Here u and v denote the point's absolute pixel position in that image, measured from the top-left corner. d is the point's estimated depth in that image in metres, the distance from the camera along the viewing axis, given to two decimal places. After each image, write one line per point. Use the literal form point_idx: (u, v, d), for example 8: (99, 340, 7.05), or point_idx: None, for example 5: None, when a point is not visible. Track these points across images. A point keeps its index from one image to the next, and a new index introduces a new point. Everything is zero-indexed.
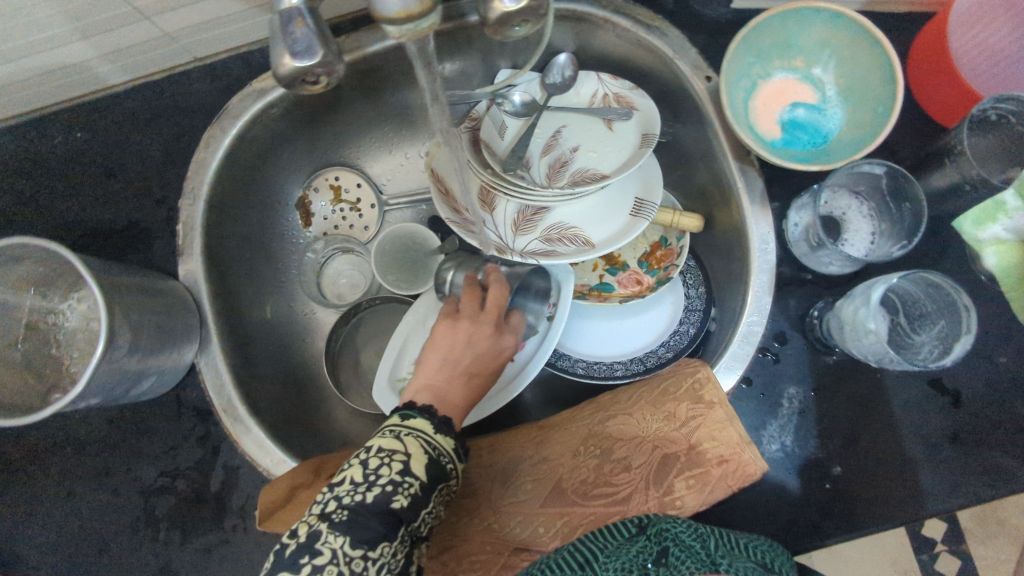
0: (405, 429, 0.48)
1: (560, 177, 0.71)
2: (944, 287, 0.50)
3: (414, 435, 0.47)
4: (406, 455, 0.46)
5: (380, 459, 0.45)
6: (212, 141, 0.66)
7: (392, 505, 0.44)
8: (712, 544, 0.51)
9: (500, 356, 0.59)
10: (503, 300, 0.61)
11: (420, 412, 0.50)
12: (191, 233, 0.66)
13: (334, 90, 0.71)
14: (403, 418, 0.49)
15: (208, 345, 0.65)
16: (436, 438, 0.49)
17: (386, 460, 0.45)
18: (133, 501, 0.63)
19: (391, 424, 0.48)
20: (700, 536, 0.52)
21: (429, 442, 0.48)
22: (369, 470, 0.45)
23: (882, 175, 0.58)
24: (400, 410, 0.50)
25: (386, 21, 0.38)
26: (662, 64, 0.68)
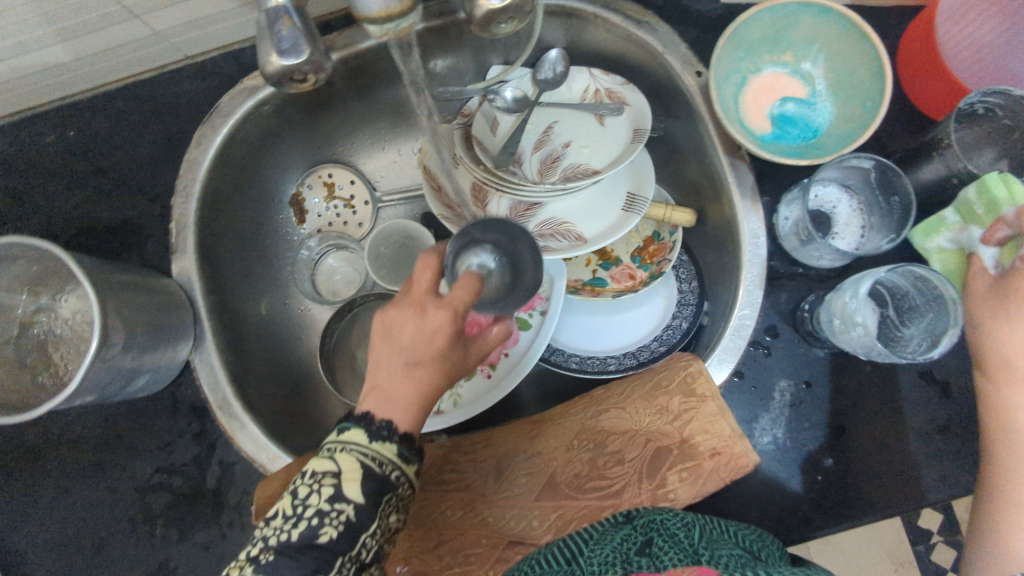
0: (336, 446, 0.44)
1: (552, 173, 0.72)
2: (933, 280, 0.51)
3: (347, 451, 0.44)
4: (337, 478, 0.43)
5: (307, 488, 0.43)
6: (204, 139, 0.66)
7: (320, 539, 0.42)
8: (696, 534, 0.52)
9: (435, 336, 0.45)
10: (431, 269, 0.47)
11: (357, 421, 0.45)
12: (184, 231, 0.67)
13: (326, 88, 0.71)
14: (341, 431, 0.46)
15: (203, 343, 0.65)
16: (374, 447, 0.44)
17: (314, 488, 0.43)
18: (130, 498, 0.63)
19: (328, 441, 0.45)
20: (684, 526, 0.52)
21: (366, 455, 0.44)
22: (298, 500, 0.43)
23: (871, 169, 0.58)
24: (341, 422, 0.46)
25: (366, 23, 0.38)
26: (653, 59, 0.68)
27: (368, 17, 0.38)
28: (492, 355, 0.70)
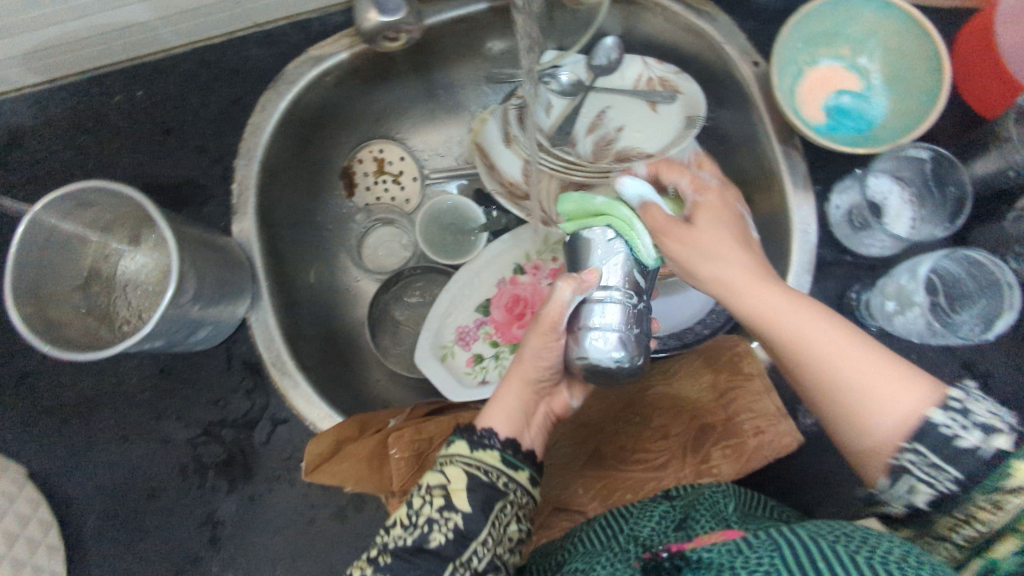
0: (446, 460, 0.47)
1: (606, 155, 0.74)
2: (986, 265, 0.53)
3: (456, 461, 0.47)
4: (445, 489, 0.45)
5: (422, 498, 0.45)
6: (269, 104, 0.68)
7: (430, 544, 0.43)
8: (732, 508, 0.52)
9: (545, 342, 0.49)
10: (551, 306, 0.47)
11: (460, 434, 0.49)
12: (246, 193, 0.68)
13: (388, 62, 0.73)
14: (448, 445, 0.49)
15: (260, 301, 0.66)
16: (477, 456, 0.47)
17: (427, 498, 0.45)
18: (183, 449, 0.65)
19: (440, 456, 0.48)
20: (721, 501, 0.53)
21: (473, 464, 0.46)
22: (413, 510, 0.45)
23: (928, 161, 0.60)
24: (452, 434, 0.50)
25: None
26: (710, 48, 0.69)
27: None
28: None
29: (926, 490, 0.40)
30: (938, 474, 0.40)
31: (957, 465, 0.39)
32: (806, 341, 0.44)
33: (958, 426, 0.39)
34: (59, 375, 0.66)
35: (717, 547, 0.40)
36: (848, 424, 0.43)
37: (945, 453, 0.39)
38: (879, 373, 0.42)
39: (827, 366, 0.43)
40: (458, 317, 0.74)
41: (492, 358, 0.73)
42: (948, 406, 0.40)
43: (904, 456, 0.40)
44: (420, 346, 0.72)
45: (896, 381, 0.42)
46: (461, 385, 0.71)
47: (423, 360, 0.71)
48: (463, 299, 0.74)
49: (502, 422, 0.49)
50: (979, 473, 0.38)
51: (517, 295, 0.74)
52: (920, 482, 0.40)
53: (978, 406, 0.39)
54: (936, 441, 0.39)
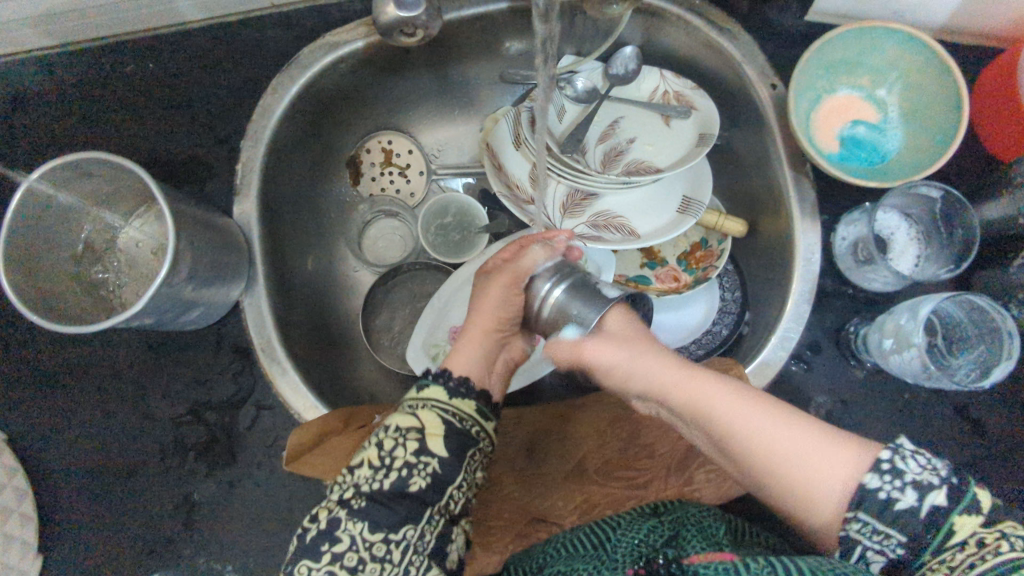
0: (418, 403, 0.49)
1: (615, 165, 0.72)
2: (989, 312, 0.52)
3: (431, 406, 0.49)
4: (421, 431, 0.47)
5: (394, 440, 0.47)
6: (280, 88, 0.68)
7: (410, 488, 0.46)
8: (721, 529, 0.53)
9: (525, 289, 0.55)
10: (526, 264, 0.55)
11: (435, 380, 0.51)
12: (249, 174, 0.68)
13: (403, 53, 0.72)
14: (419, 389, 0.51)
15: (255, 285, 0.66)
16: (453, 404, 0.50)
17: (401, 441, 0.47)
18: (165, 428, 0.64)
19: (409, 398, 0.50)
20: (712, 520, 0.53)
21: (447, 410, 0.49)
22: (385, 452, 0.46)
23: (937, 200, 0.59)
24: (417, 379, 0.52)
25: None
26: (728, 67, 0.69)
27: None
28: None
29: (879, 559, 0.40)
30: (884, 541, 0.40)
31: (902, 530, 0.39)
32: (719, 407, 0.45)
33: (891, 488, 0.39)
34: (47, 343, 0.65)
35: (714, 565, 0.43)
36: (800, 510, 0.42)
37: (885, 514, 0.39)
38: (809, 448, 0.42)
39: (772, 451, 0.43)
40: (452, 317, 0.73)
41: None
42: (881, 469, 0.40)
43: (850, 526, 0.40)
44: (412, 343, 0.72)
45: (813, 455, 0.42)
46: None
47: (414, 356, 0.71)
48: (459, 298, 0.74)
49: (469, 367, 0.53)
50: (922, 533, 0.39)
51: None
52: (870, 550, 0.40)
53: (911, 462, 0.40)
54: (875, 505, 0.39)
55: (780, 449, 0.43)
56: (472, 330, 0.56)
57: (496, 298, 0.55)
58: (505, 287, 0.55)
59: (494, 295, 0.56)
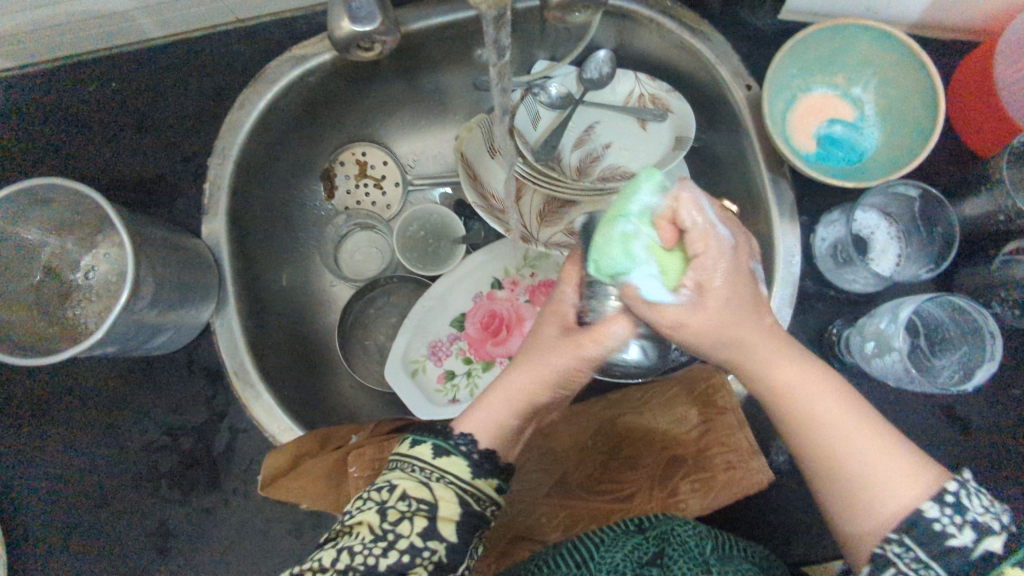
0: (435, 471, 0.45)
1: (591, 172, 0.73)
2: (971, 313, 0.51)
3: (448, 482, 0.45)
4: (432, 513, 0.44)
5: (401, 518, 0.43)
6: (247, 104, 0.66)
7: None
8: (709, 548, 0.51)
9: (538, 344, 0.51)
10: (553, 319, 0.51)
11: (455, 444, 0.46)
12: (217, 193, 0.66)
13: (372, 64, 0.70)
14: (437, 451, 0.46)
15: (225, 307, 0.64)
16: (473, 484, 0.46)
17: (408, 518, 0.43)
18: (138, 455, 0.63)
19: (422, 459, 0.45)
20: (700, 536, 0.52)
21: (465, 491, 0.45)
22: (388, 525, 0.43)
23: (916, 199, 0.58)
24: (428, 437, 0.47)
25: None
26: (703, 68, 0.67)
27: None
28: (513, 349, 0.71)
29: None
30: (926, 574, 0.38)
31: (944, 563, 0.38)
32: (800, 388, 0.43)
33: (949, 521, 0.38)
34: (12, 373, 0.64)
35: None
36: (845, 510, 0.41)
37: (936, 546, 0.38)
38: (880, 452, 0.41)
39: (849, 452, 0.41)
40: (430, 332, 0.72)
41: (464, 375, 0.71)
42: (942, 499, 0.39)
43: (891, 545, 0.39)
44: (389, 361, 0.70)
45: (897, 459, 0.40)
46: (428, 401, 0.69)
47: (391, 376, 0.69)
48: (437, 313, 0.72)
49: (484, 432, 0.47)
50: (968, 570, 0.38)
51: (494, 312, 0.72)
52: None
53: (974, 503, 0.39)
54: (926, 531, 0.38)
55: (863, 455, 0.41)
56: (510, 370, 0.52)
57: (521, 377, 0.50)
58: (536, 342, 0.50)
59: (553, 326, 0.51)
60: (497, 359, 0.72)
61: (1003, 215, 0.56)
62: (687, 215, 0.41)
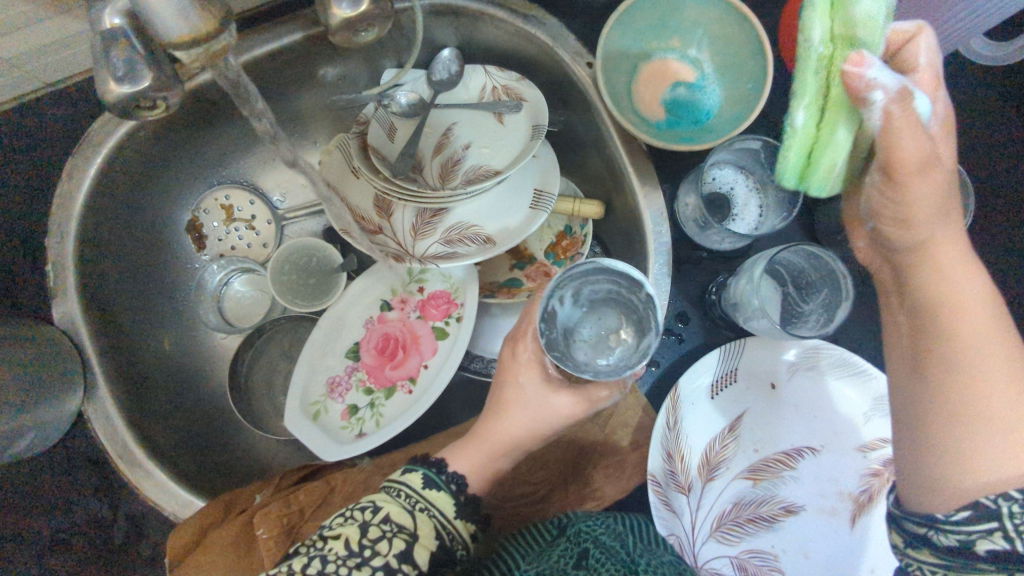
0: (424, 502, 0.48)
1: (453, 176, 0.69)
2: (826, 259, 0.55)
3: (429, 513, 0.47)
4: (411, 536, 0.45)
5: (382, 532, 0.44)
6: (75, 172, 0.61)
7: None
8: (630, 543, 0.50)
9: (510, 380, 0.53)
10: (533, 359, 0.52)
11: (446, 482, 0.49)
12: (63, 271, 0.62)
13: (211, 105, 0.67)
14: (423, 484, 0.49)
15: (95, 391, 0.60)
16: (454, 523, 0.49)
17: (388, 535, 0.44)
18: (48, 550, 0.63)
19: (409, 486, 0.48)
20: (619, 537, 0.51)
21: (444, 526, 0.48)
22: (367, 539, 0.44)
23: (760, 149, 0.59)
24: (422, 467, 0.50)
25: (171, 47, 0.37)
26: (544, 53, 0.67)
27: (172, 44, 0.36)
28: (411, 369, 0.68)
29: (999, 541, 0.35)
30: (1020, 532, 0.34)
31: None
32: (952, 271, 0.41)
33: None
34: None
35: None
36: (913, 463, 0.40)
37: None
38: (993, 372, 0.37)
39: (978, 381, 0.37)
40: (324, 369, 0.69)
41: (368, 407, 0.68)
42: None
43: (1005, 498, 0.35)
44: (288, 408, 0.66)
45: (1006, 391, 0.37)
46: (336, 441, 0.66)
47: (292, 423, 0.66)
48: (331, 346, 0.70)
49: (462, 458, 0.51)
50: None
51: (387, 334, 0.70)
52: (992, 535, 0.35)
53: None
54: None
55: (989, 392, 0.37)
56: (493, 392, 0.55)
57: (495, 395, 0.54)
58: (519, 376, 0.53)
59: (531, 332, 0.53)
60: (397, 383, 0.69)
61: None
62: (920, 51, 0.46)
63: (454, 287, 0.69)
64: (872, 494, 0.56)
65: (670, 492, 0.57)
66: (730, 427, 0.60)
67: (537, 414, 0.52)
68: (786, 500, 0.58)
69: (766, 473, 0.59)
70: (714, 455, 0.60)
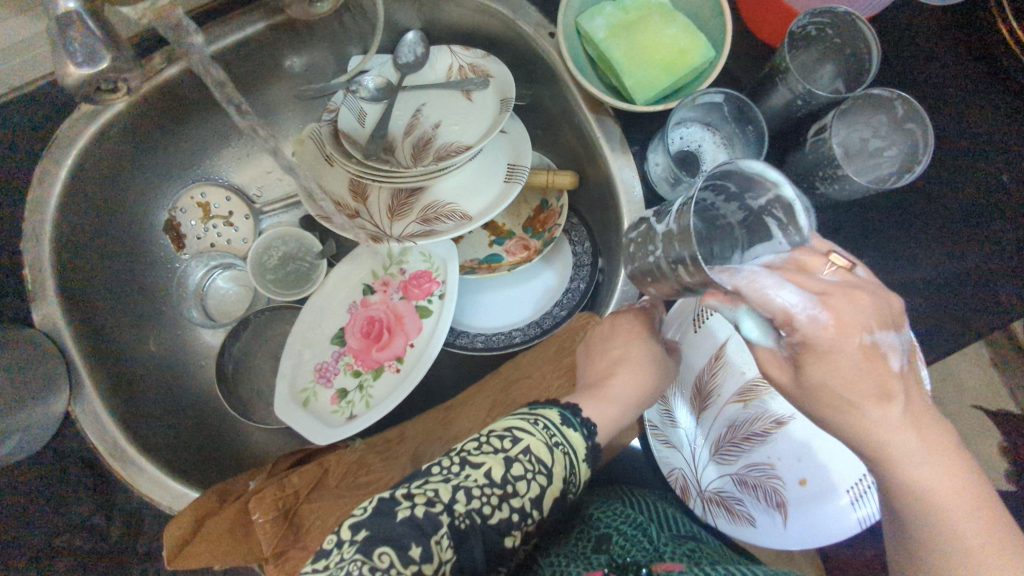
0: (560, 438, 0.42)
1: (426, 155, 0.69)
2: None
3: (565, 454, 0.42)
4: (549, 477, 0.40)
5: (525, 467, 0.39)
6: (46, 175, 0.61)
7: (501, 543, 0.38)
8: (653, 535, 0.52)
9: (607, 346, 0.56)
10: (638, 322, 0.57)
11: (580, 424, 0.45)
12: (40, 276, 0.61)
13: (178, 100, 0.66)
14: (560, 421, 0.44)
15: (82, 391, 0.60)
16: (580, 469, 0.43)
17: (529, 473, 0.39)
18: (48, 550, 0.63)
19: (547, 423, 0.43)
20: (638, 526, 0.53)
21: (572, 470, 0.42)
22: (509, 473, 0.39)
23: (724, 102, 0.60)
24: (555, 408, 0.45)
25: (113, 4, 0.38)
26: (506, 27, 0.68)
27: None
28: (398, 349, 0.68)
29: None
30: None
31: None
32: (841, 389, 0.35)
33: None
34: None
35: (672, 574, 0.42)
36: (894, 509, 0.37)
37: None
38: (877, 313, 0.35)
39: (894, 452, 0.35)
40: (313, 355, 0.69)
41: (357, 389, 0.68)
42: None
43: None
44: (277, 395, 0.67)
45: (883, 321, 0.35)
46: (327, 425, 0.66)
47: (281, 408, 0.66)
48: (317, 333, 0.70)
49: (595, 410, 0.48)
50: None
51: (372, 317, 0.70)
52: None
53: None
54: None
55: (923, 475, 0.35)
56: (595, 363, 0.56)
57: (595, 368, 0.55)
58: (636, 338, 0.56)
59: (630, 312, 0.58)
60: (385, 364, 0.69)
61: (801, 100, 0.56)
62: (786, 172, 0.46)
63: (435, 265, 0.70)
64: None
65: (668, 429, 0.63)
66: (716, 356, 0.63)
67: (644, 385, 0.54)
68: (775, 412, 0.60)
69: (754, 392, 0.61)
70: (713, 388, 0.64)
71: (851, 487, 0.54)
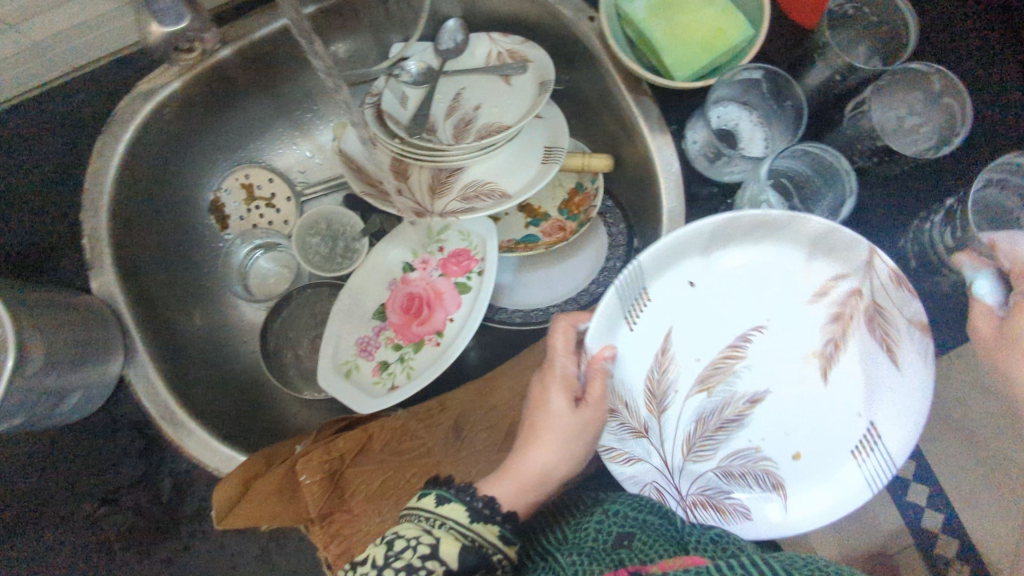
0: (437, 516, 0.41)
1: (467, 136, 0.71)
2: (824, 155, 0.58)
3: (448, 526, 0.41)
4: (435, 546, 0.39)
5: (403, 542, 0.39)
6: (105, 149, 0.64)
7: None
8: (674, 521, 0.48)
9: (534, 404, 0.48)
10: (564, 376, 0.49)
11: (456, 493, 0.43)
12: (98, 247, 0.64)
13: (229, 82, 0.69)
14: (438, 501, 0.42)
15: (136, 355, 0.63)
16: (474, 528, 0.41)
17: (410, 544, 0.39)
18: None
19: (421, 508, 0.42)
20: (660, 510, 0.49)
21: (466, 537, 0.41)
22: (391, 553, 0.39)
23: (762, 80, 0.62)
24: (433, 489, 0.43)
25: None
26: (545, 13, 0.70)
27: None
28: (438, 323, 0.70)
29: None
30: None
31: None
32: None
33: None
34: None
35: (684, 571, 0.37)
36: None
37: None
38: None
39: None
40: (355, 329, 0.71)
41: (398, 361, 0.70)
42: None
43: None
44: (320, 366, 0.69)
45: None
46: (367, 396, 0.67)
47: (324, 378, 0.68)
48: (359, 308, 0.72)
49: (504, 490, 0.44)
50: None
51: (412, 294, 0.72)
52: None
53: None
54: None
55: None
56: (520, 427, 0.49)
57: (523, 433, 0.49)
58: (554, 394, 0.47)
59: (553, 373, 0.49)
60: (425, 338, 0.70)
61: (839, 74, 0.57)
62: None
63: (474, 244, 0.72)
64: (887, 344, 0.48)
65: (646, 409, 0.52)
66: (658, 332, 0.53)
67: (567, 441, 0.46)
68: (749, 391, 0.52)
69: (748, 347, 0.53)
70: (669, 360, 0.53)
71: (858, 446, 0.48)
